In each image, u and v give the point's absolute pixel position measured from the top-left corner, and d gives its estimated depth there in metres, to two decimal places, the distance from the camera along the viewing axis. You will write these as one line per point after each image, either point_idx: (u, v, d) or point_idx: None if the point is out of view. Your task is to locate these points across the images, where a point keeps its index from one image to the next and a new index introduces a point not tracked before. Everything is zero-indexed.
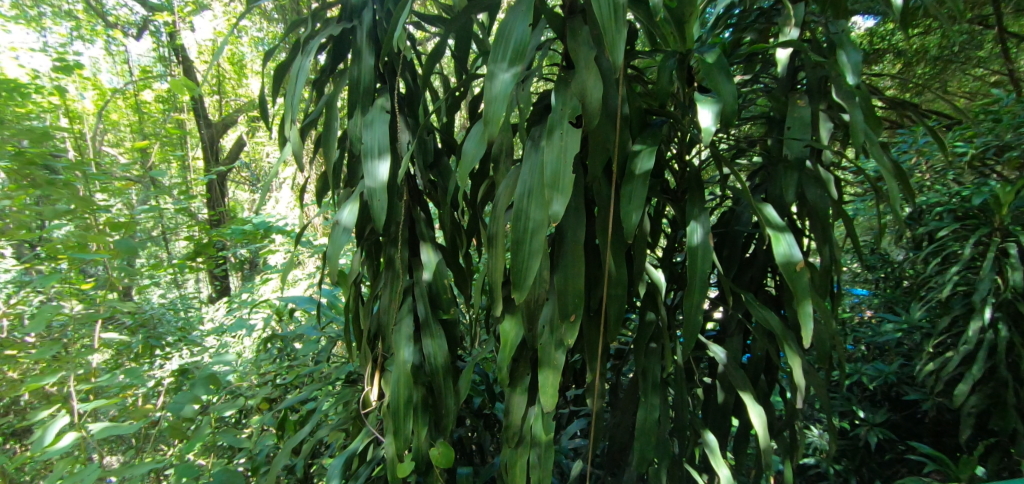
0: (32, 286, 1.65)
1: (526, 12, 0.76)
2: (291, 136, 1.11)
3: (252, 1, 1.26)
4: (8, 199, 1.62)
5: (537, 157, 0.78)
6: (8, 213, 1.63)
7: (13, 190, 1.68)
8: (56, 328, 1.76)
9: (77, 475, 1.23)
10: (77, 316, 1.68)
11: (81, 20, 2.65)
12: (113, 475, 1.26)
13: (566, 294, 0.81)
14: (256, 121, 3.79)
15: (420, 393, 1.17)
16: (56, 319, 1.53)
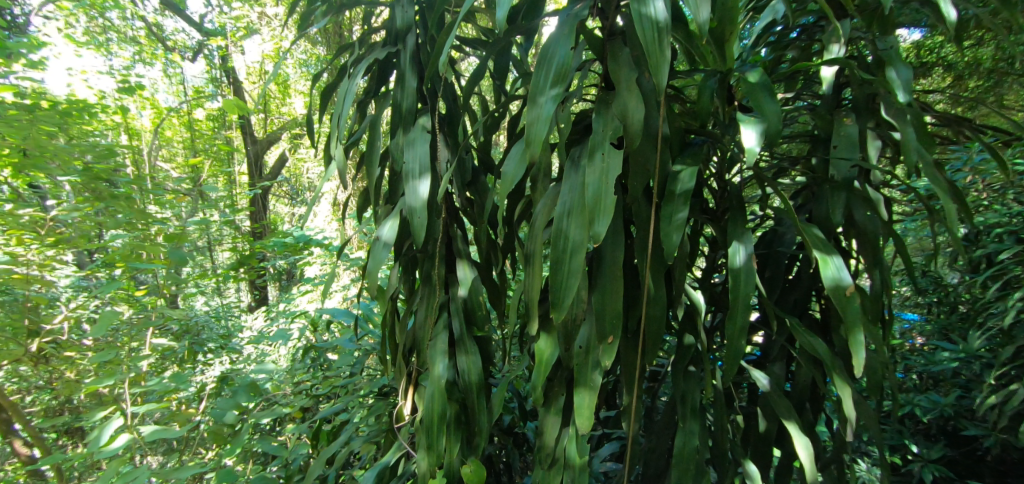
0: (91, 292, 1.75)
1: (569, 34, 0.77)
2: (336, 154, 1.14)
3: (302, 26, 1.31)
4: (75, 211, 1.74)
5: (578, 177, 0.78)
6: (72, 224, 1.74)
7: (79, 202, 1.80)
8: (110, 332, 1.86)
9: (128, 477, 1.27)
10: (130, 322, 1.77)
11: (143, 45, 2.96)
12: (160, 476, 1.30)
13: (604, 315, 0.80)
14: (299, 137, 3.93)
15: (454, 408, 1.18)
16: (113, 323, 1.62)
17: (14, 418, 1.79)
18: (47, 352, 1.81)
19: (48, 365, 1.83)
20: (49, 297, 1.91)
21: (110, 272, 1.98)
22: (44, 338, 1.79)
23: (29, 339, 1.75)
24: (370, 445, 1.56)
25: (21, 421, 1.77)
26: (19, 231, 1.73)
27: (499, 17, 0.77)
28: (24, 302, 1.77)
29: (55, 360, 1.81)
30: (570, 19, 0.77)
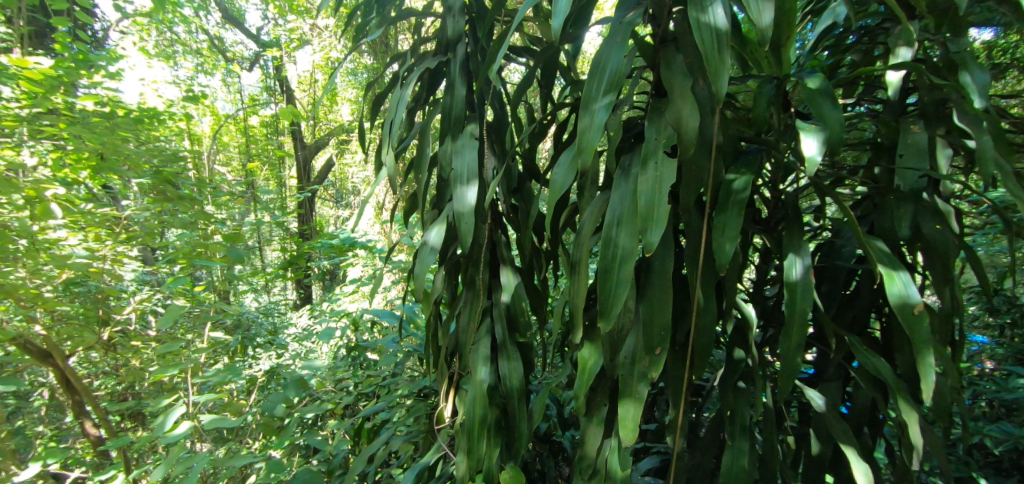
0: (156, 287, 1.85)
1: (623, 42, 0.75)
2: (387, 161, 1.15)
3: (357, 38, 1.36)
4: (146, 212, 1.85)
5: (629, 186, 0.77)
6: (142, 223, 1.85)
7: (149, 203, 1.92)
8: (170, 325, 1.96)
9: (189, 462, 1.32)
10: (189, 316, 1.86)
11: (206, 56, 3.13)
12: (216, 464, 1.36)
13: (652, 326, 0.79)
14: (345, 143, 4.04)
15: (495, 413, 1.18)
16: (177, 317, 1.73)
17: (88, 400, 1.96)
18: (116, 341, 1.99)
19: (117, 352, 2.00)
20: (117, 290, 2.05)
21: (172, 268, 2.10)
22: (114, 327, 1.98)
23: (101, 328, 1.94)
24: (409, 444, 1.58)
25: (91, 403, 1.94)
26: (96, 228, 1.89)
27: (555, 26, 0.75)
28: (97, 293, 1.94)
29: (122, 349, 1.98)
30: (624, 27, 0.76)
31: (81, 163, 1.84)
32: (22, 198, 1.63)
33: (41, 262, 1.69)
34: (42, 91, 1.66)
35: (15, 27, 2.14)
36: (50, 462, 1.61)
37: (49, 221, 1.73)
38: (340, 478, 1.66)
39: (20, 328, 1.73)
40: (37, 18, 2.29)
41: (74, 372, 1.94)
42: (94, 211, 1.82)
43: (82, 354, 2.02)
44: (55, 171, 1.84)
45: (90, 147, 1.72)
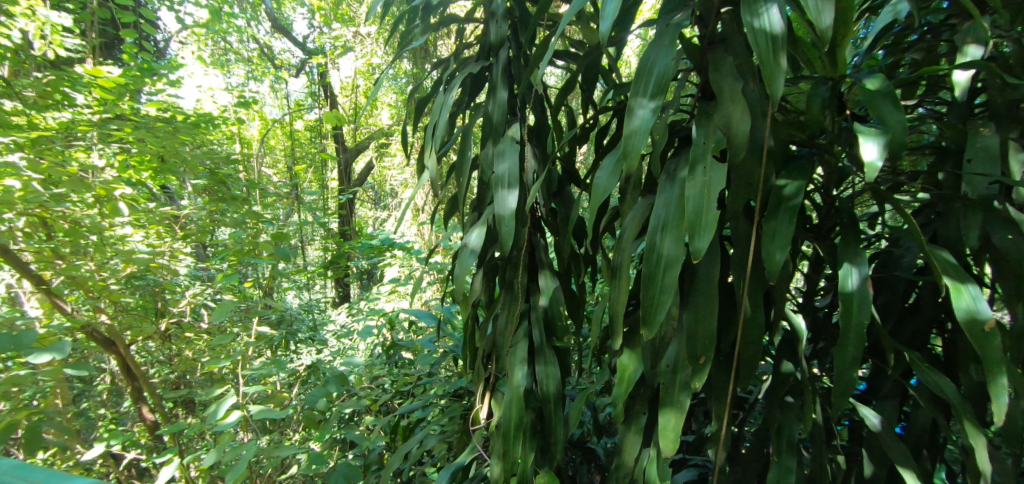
0: (210, 283, 1.94)
1: (671, 44, 0.74)
2: (430, 164, 1.16)
3: (404, 44, 1.37)
4: (201, 211, 1.95)
5: (674, 191, 0.75)
6: (197, 221, 1.95)
7: (206, 203, 2.01)
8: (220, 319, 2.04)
9: (240, 449, 1.38)
10: (238, 311, 1.94)
11: (255, 63, 3.26)
12: (263, 454, 1.41)
13: (695, 334, 0.77)
14: (385, 147, 4.13)
15: (531, 417, 1.17)
16: (228, 312, 1.80)
17: (145, 386, 2.08)
18: (171, 332, 2.12)
19: (172, 342, 2.14)
20: (173, 284, 2.16)
21: (221, 264, 2.19)
22: (170, 318, 2.14)
23: (160, 320, 2.09)
24: (443, 444, 1.59)
25: (148, 388, 2.04)
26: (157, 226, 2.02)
27: (603, 29, 0.73)
28: (155, 287, 2.09)
29: (176, 340, 2.12)
30: (672, 29, 0.74)
31: (143, 165, 1.97)
32: (93, 196, 1.78)
33: (108, 257, 1.90)
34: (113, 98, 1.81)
35: (87, 38, 2.30)
36: (111, 443, 1.72)
37: (116, 219, 1.88)
38: (375, 474, 1.69)
39: (88, 317, 1.86)
40: (106, 30, 2.46)
41: (133, 360, 2.02)
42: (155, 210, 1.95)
43: (141, 343, 2.13)
44: (121, 172, 1.93)
45: (152, 150, 1.82)
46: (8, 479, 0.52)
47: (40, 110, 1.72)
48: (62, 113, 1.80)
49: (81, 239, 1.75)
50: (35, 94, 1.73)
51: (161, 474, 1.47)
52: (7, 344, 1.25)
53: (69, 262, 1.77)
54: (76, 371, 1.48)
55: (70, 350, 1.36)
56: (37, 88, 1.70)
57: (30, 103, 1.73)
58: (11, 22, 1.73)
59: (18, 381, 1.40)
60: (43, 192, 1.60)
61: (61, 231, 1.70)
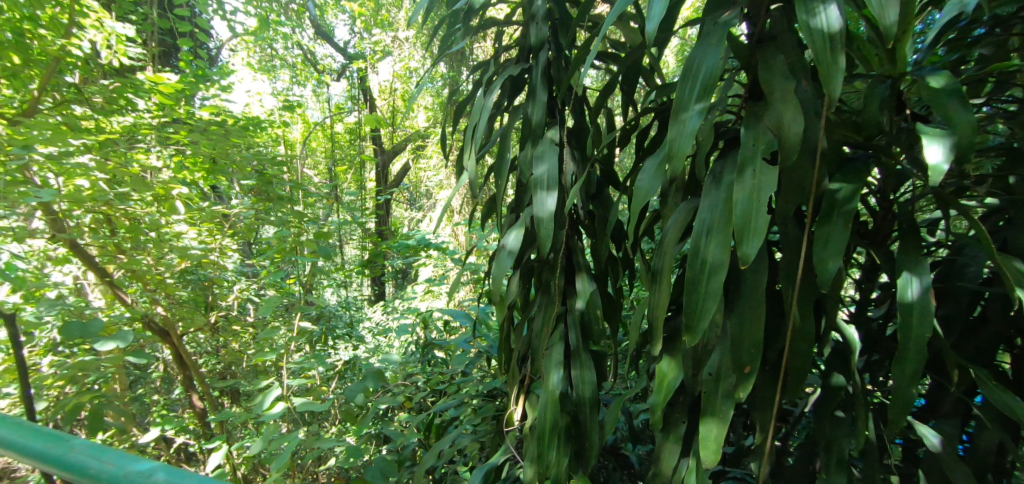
0: (259, 280, 2.01)
1: (719, 43, 0.71)
2: (470, 166, 1.16)
3: (446, 47, 1.39)
4: (248, 210, 2.03)
5: (720, 194, 0.72)
6: (245, 219, 2.02)
7: (254, 203, 2.09)
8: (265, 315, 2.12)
9: (283, 440, 1.44)
10: (283, 306, 2.00)
11: (299, 68, 3.37)
12: (306, 445, 1.46)
13: (740, 343, 0.74)
14: (422, 148, 4.19)
15: (566, 421, 1.16)
16: (274, 307, 1.87)
17: (194, 376, 2.19)
18: (220, 325, 2.28)
19: (219, 335, 2.30)
20: (221, 280, 2.26)
21: (265, 261, 2.27)
22: (219, 311, 2.27)
23: (210, 312, 2.22)
24: (476, 443, 1.60)
25: (197, 377, 2.19)
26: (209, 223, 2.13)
27: (649, 29, 0.71)
28: (205, 282, 2.18)
29: (224, 333, 2.28)
30: (721, 27, 0.72)
31: (197, 166, 2.10)
32: (153, 195, 1.92)
33: (165, 252, 1.98)
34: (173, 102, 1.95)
35: (147, 47, 2.43)
36: (165, 427, 1.83)
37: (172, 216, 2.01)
38: (408, 469, 1.71)
39: (145, 308, 2.00)
40: (164, 39, 2.59)
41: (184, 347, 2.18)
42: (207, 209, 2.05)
43: (192, 334, 2.27)
44: (177, 173, 2.08)
45: (205, 152, 1.95)
46: (85, 459, 0.53)
47: (105, 112, 1.86)
48: (126, 118, 1.95)
49: (141, 235, 1.85)
50: (102, 99, 1.88)
51: (211, 458, 1.53)
52: (78, 332, 1.33)
53: (130, 257, 1.86)
54: (136, 357, 1.62)
55: (132, 338, 1.44)
56: (104, 93, 1.87)
57: (97, 108, 1.88)
58: (82, 33, 1.83)
59: (83, 365, 1.49)
60: (109, 191, 1.73)
61: (122, 227, 1.81)
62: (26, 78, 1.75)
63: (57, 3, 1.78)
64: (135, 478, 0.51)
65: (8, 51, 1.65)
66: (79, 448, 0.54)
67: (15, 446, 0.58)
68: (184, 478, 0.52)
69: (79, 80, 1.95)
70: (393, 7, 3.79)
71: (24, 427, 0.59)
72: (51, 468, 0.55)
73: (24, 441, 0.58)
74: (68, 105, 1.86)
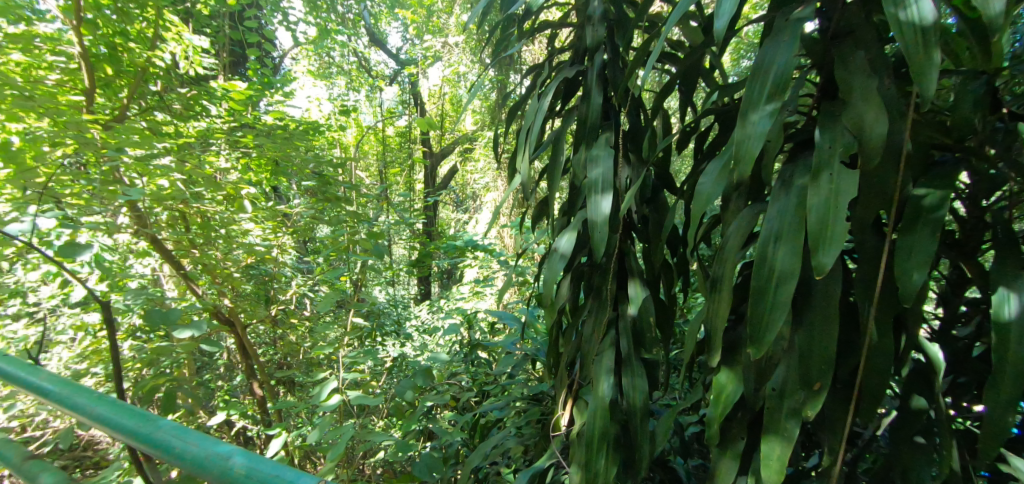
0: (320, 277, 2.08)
1: (793, 39, 0.67)
2: (523, 169, 1.15)
3: (502, 53, 1.40)
4: (307, 209, 2.10)
5: (791, 199, 0.68)
6: (306, 217, 2.10)
7: (313, 203, 2.16)
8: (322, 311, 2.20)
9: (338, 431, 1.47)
10: (340, 302, 2.06)
11: (353, 75, 3.50)
12: (359, 437, 1.49)
13: (810, 358, 0.69)
14: (471, 151, 4.24)
15: (615, 429, 1.12)
16: (332, 303, 1.93)
17: (255, 366, 2.30)
18: (279, 317, 2.39)
19: (279, 327, 2.40)
20: (281, 276, 2.36)
21: (319, 259, 2.34)
22: (279, 306, 2.37)
23: (271, 305, 2.33)
24: (521, 445, 1.59)
25: (257, 366, 2.30)
26: (272, 221, 2.23)
27: (718, 27, 0.68)
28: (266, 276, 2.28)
29: (283, 325, 2.38)
30: (794, 22, 0.68)
31: (262, 168, 2.20)
32: (224, 195, 2.06)
33: (232, 247, 2.09)
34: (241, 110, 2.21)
35: (219, 57, 2.58)
36: (230, 412, 1.93)
37: (240, 215, 2.12)
38: (454, 468, 1.72)
39: (213, 299, 2.12)
40: (233, 49, 2.75)
41: (247, 337, 2.29)
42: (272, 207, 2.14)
43: (254, 326, 2.41)
44: (243, 174, 2.19)
45: (269, 155, 2.05)
46: (171, 439, 0.56)
47: (184, 118, 2.08)
48: (201, 123, 2.13)
49: (211, 231, 1.96)
50: (180, 106, 2.11)
51: (271, 444, 1.58)
52: (160, 320, 1.39)
53: (202, 251, 2.01)
54: (209, 346, 1.69)
55: (208, 328, 1.50)
56: (182, 100, 2.09)
57: (176, 113, 2.10)
58: (164, 46, 2.06)
59: (161, 350, 1.57)
60: (186, 190, 1.84)
61: (195, 224, 1.93)
62: (117, 87, 2.00)
63: (144, 19, 2.03)
64: (215, 460, 0.53)
65: (103, 63, 1.90)
66: (167, 428, 0.57)
67: (109, 424, 0.61)
68: (260, 465, 0.51)
69: (161, 89, 2.12)
70: (444, 13, 3.85)
71: (118, 406, 0.62)
72: (141, 446, 0.58)
73: (117, 419, 0.60)
74: (151, 111, 2.03)
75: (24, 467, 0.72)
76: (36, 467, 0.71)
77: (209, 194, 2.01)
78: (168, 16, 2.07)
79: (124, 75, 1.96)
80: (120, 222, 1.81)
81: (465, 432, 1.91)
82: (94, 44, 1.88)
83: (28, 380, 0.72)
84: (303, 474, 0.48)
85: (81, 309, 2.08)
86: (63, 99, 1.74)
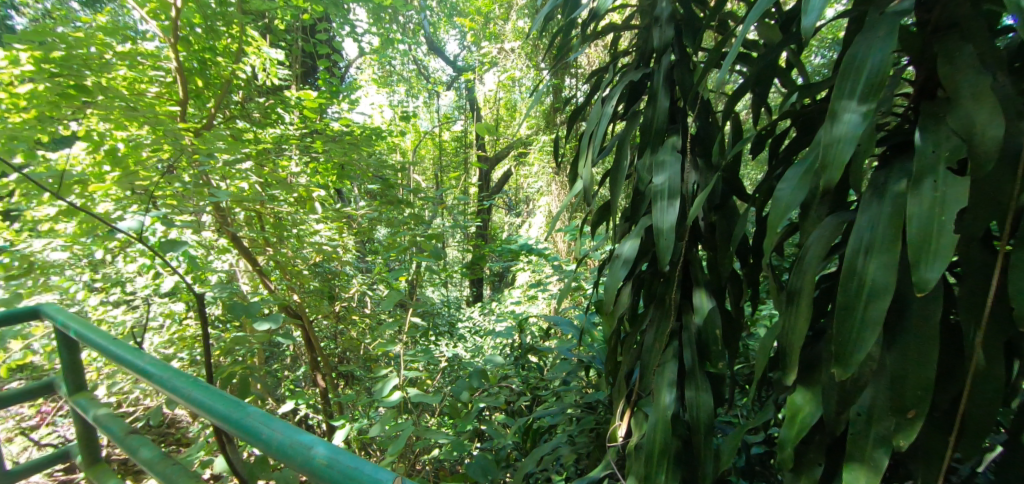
0: (385, 276, 2.15)
1: (891, 33, 0.61)
2: (584, 174, 1.12)
3: (565, 57, 1.38)
4: (375, 212, 2.17)
5: (886, 208, 0.63)
6: (376, 219, 2.19)
7: (378, 205, 2.23)
8: (392, 312, 2.28)
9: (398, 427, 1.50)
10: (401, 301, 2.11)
11: (413, 80, 3.59)
12: (418, 434, 1.50)
13: (904, 382, 0.63)
14: (525, 156, 4.26)
15: (677, 444, 1.07)
16: (394, 303, 1.97)
17: (319, 360, 2.40)
18: (342, 314, 2.47)
19: (342, 323, 2.49)
20: (344, 275, 2.44)
21: (379, 260, 2.41)
22: (341, 302, 2.45)
23: (334, 303, 2.42)
24: (575, 454, 1.56)
25: (320, 361, 2.39)
26: (339, 221, 2.32)
27: (807, 23, 0.63)
28: (330, 274, 2.37)
29: (345, 322, 2.46)
30: (892, 15, 0.62)
31: (329, 172, 2.30)
32: (297, 198, 2.20)
33: (302, 246, 2.20)
34: (313, 117, 2.32)
35: (291, 68, 2.72)
36: (296, 402, 2.02)
37: (310, 216, 2.23)
38: (505, 469, 1.72)
39: (284, 294, 2.21)
40: (303, 59, 2.88)
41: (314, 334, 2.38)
42: (340, 210, 2.23)
43: (317, 322, 2.51)
44: (313, 178, 2.29)
45: (338, 160, 2.15)
46: (258, 425, 0.62)
47: (260, 126, 2.20)
48: (275, 130, 2.27)
49: (284, 231, 2.10)
50: (259, 114, 2.22)
51: (335, 436, 1.62)
52: (242, 313, 1.45)
53: (276, 250, 2.13)
54: (284, 339, 1.77)
55: (284, 320, 1.53)
56: (261, 109, 2.21)
57: (255, 121, 2.21)
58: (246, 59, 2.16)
59: (238, 340, 1.64)
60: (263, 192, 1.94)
61: (270, 224, 2.07)
62: (206, 98, 2.14)
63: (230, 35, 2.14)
64: (299, 448, 0.56)
65: (194, 77, 2.06)
66: (256, 415, 0.62)
67: (202, 406, 0.69)
68: (340, 456, 0.53)
69: (242, 99, 2.25)
70: (500, 20, 3.87)
71: (212, 392, 0.70)
72: (231, 429, 0.64)
73: (212, 404, 0.68)
74: (233, 120, 2.17)
75: (127, 440, 0.90)
76: (137, 441, 0.88)
77: (286, 197, 2.12)
78: (251, 31, 2.14)
79: (211, 87, 2.11)
80: (204, 220, 1.92)
81: (517, 436, 1.90)
82: (187, 60, 2.02)
83: (133, 362, 0.83)
84: (381, 469, 0.49)
85: (175, 299, 2.23)
86: (162, 110, 1.89)
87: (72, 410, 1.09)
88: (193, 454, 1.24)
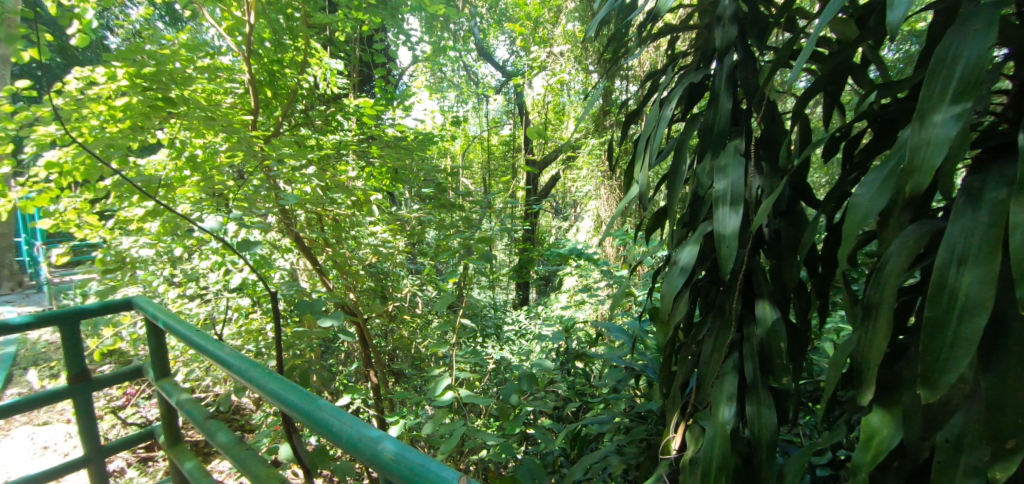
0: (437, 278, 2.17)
1: (989, 28, 0.56)
2: (640, 178, 1.09)
3: (622, 60, 1.35)
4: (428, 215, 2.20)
5: (982, 217, 0.57)
6: (430, 222, 2.22)
7: (431, 209, 2.27)
8: (444, 313, 2.31)
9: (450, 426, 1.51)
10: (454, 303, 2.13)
11: (465, 84, 3.64)
12: (471, 433, 1.50)
13: (1001, 409, 0.57)
14: (573, 159, 4.23)
15: (737, 462, 1.01)
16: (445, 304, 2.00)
17: (372, 358, 2.45)
18: (394, 314, 2.52)
19: (394, 322, 2.54)
20: (397, 276, 2.49)
21: (429, 262, 2.45)
22: (394, 302, 2.49)
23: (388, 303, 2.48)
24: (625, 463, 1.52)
25: (373, 359, 2.45)
26: (393, 224, 2.37)
27: (892, 18, 0.59)
28: (383, 275, 2.43)
29: (398, 322, 2.51)
30: (992, 8, 0.57)
31: (384, 176, 2.35)
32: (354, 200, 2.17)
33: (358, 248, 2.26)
34: (369, 124, 2.38)
35: (349, 76, 2.81)
36: (353, 397, 2.07)
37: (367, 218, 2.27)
38: (552, 474, 1.70)
39: (342, 293, 2.28)
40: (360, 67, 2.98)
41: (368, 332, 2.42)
42: (395, 213, 2.26)
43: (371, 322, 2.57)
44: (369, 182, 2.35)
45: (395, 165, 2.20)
46: (329, 418, 0.62)
47: (321, 132, 2.29)
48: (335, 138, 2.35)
49: (343, 232, 2.17)
50: (321, 122, 2.31)
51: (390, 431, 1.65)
52: (307, 309, 1.51)
53: (335, 249, 2.20)
54: (344, 336, 1.82)
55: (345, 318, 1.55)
56: (321, 116, 2.29)
57: (316, 128, 2.30)
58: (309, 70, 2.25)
59: (300, 334, 1.69)
60: (324, 195, 1.99)
61: (331, 225, 2.13)
62: (273, 108, 2.25)
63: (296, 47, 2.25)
64: (367, 442, 0.56)
65: (264, 87, 2.18)
66: (326, 408, 0.64)
67: (276, 396, 0.71)
68: (409, 453, 0.53)
69: (305, 108, 2.35)
70: (550, 24, 3.87)
71: (287, 384, 0.72)
72: (303, 420, 0.65)
73: (284, 394, 0.70)
74: (297, 128, 2.26)
75: (206, 425, 0.95)
76: (214, 426, 0.93)
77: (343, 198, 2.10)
78: (315, 42, 2.23)
79: (278, 97, 2.22)
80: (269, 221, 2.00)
81: (565, 441, 1.87)
82: (258, 72, 2.14)
83: (215, 353, 0.87)
84: (447, 468, 0.49)
85: (243, 296, 2.36)
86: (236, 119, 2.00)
87: (158, 394, 1.17)
88: (259, 440, 1.17)
